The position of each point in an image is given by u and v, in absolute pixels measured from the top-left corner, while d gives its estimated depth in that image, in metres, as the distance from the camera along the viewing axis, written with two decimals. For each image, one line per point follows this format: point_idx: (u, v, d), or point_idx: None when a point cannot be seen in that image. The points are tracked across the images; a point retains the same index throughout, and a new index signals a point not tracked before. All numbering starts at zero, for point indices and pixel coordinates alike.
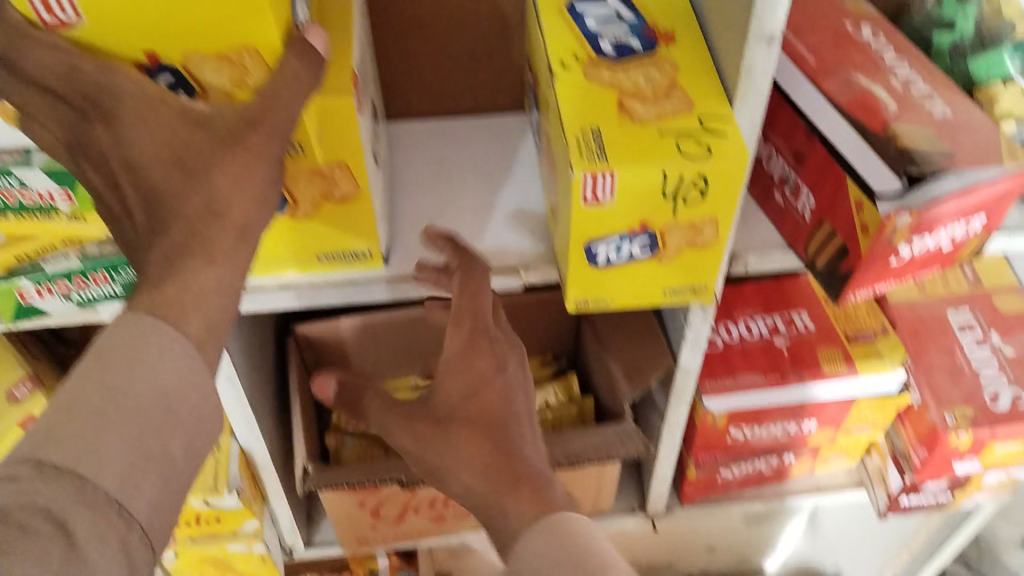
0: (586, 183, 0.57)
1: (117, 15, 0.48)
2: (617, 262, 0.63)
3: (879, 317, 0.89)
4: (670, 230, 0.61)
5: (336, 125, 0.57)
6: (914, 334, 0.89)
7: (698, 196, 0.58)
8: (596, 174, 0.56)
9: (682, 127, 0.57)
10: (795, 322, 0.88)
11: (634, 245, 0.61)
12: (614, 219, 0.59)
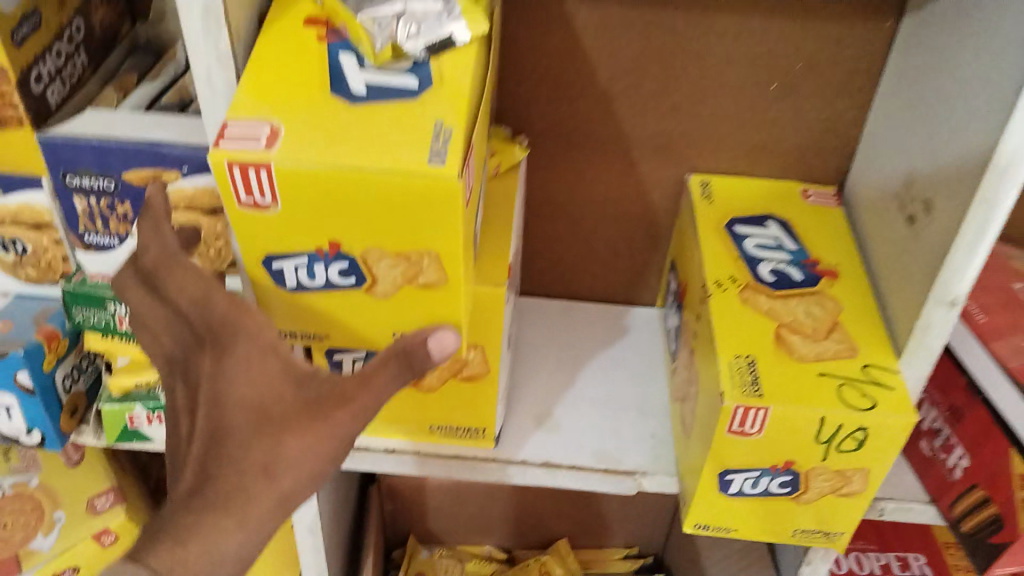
0: (737, 422, 0.70)
1: (299, 193, 0.55)
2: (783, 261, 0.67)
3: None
4: (822, 471, 0.73)
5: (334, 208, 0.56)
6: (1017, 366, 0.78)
7: (842, 450, 0.71)
8: (757, 414, 0.69)
9: (837, 391, 0.70)
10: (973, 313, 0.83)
11: (781, 484, 0.74)
12: (762, 453, 0.72)
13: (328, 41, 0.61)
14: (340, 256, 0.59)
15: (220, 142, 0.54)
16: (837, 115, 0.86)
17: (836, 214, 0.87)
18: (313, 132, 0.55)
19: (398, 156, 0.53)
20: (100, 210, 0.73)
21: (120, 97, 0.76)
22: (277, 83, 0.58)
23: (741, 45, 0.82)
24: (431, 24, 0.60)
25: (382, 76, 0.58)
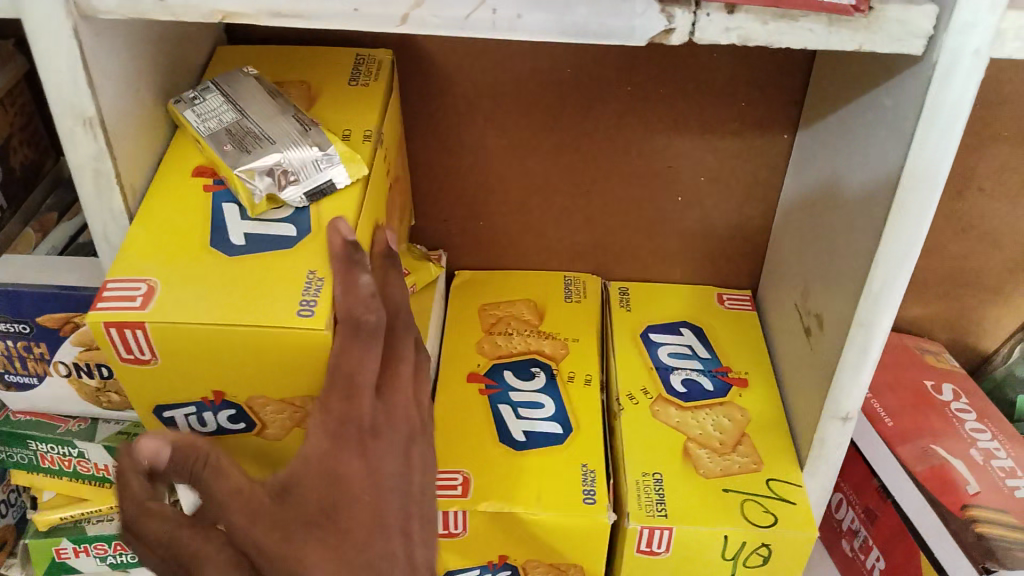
0: (645, 542, 0.71)
1: (175, 352, 0.56)
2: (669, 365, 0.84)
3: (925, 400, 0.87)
4: None
5: (200, 360, 0.56)
6: (922, 471, 0.79)
7: (750, 565, 0.72)
8: (662, 534, 0.70)
9: (741, 507, 0.72)
10: (876, 412, 0.84)
11: None
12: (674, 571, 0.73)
13: (213, 191, 0.63)
14: (225, 403, 0.60)
15: (96, 306, 0.55)
16: (743, 224, 0.88)
17: (751, 319, 0.89)
18: (190, 292, 0.56)
19: (261, 311, 0.55)
20: (17, 351, 0.75)
21: (39, 237, 0.78)
22: (160, 241, 0.60)
23: (645, 161, 0.85)
24: (309, 171, 0.61)
25: (260, 227, 0.61)
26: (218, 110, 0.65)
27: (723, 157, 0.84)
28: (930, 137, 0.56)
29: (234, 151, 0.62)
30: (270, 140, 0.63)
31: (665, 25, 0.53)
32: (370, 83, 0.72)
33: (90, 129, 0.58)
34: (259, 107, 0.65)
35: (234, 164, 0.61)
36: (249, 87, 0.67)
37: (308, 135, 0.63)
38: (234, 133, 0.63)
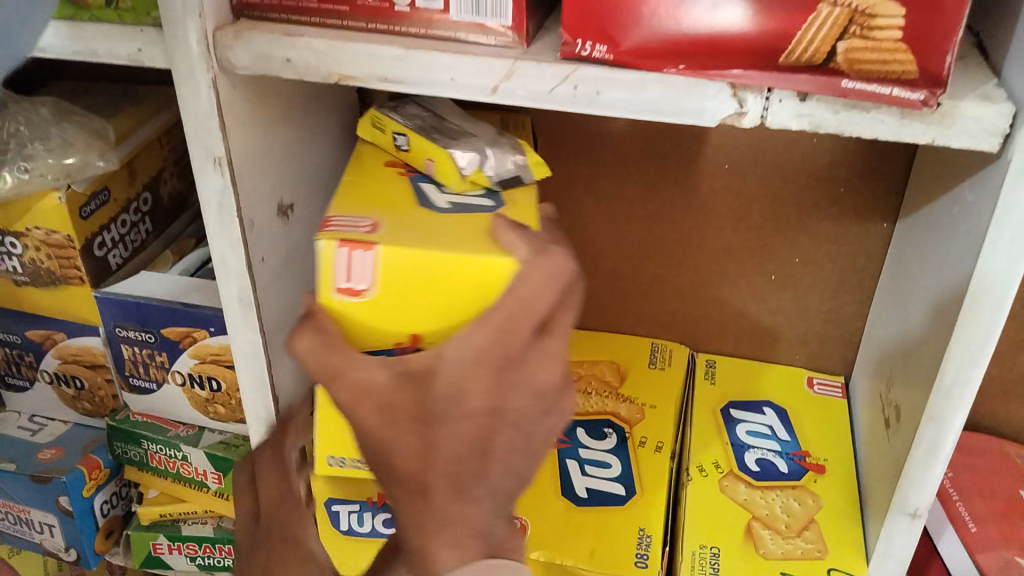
0: None
1: (401, 285, 0.54)
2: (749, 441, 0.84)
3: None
4: None
5: (399, 291, 0.54)
6: None
7: None
8: None
9: None
10: (962, 517, 0.81)
11: None
12: None
13: (409, 176, 0.67)
14: (412, 357, 0.57)
15: (326, 230, 0.56)
16: (836, 309, 0.88)
17: (838, 407, 0.88)
18: (409, 227, 0.57)
19: (462, 235, 0.56)
20: (142, 357, 0.84)
21: (174, 259, 0.88)
22: (369, 194, 0.63)
23: (738, 238, 0.86)
24: (501, 162, 0.66)
25: (460, 198, 0.64)
26: (420, 116, 0.72)
27: (818, 240, 0.84)
28: (1004, 235, 0.56)
29: (441, 139, 0.67)
30: (470, 136, 0.69)
31: (736, 108, 0.56)
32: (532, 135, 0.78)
33: (217, 165, 0.65)
34: (453, 118, 0.73)
35: (444, 146, 0.66)
36: (443, 105, 0.75)
37: (503, 138, 0.70)
38: (436, 129, 0.69)
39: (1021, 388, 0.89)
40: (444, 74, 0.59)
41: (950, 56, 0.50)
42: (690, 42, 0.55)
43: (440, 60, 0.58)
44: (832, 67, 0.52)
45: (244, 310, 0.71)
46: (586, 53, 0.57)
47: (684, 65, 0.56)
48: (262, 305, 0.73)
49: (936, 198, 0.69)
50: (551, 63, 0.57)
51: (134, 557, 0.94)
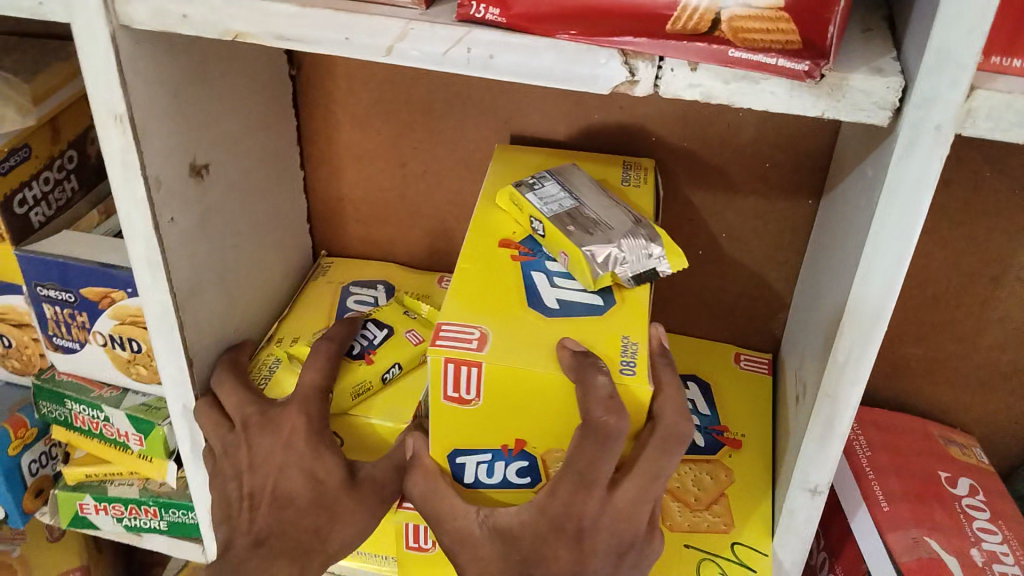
0: None
1: (499, 392, 0.61)
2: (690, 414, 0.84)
3: (939, 489, 0.82)
4: None
5: (503, 393, 0.61)
6: (909, 562, 0.76)
7: None
8: None
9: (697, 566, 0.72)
10: (875, 496, 0.81)
11: None
12: None
13: (522, 262, 0.70)
14: (521, 455, 0.64)
15: (435, 344, 0.61)
16: (763, 285, 0.87)
17: (764, 383, 0.87)
18: (517, 338, 0.62)
19: (556, 357, 0.61)
20: (64, 317, 0.84)
21: (101, 218, 0.88)
22: (477, 295, 0.66)
23: (667, 212, 0.86)
24: (639, 259, 0.67)
25: (570, 293, 0.67)
26: (557, 197, 0.72)
27: (745, 215, 0.84)
28: (892, 208, 0.55)
29: (576, 232, 0.68)
30: (608, 225, 0.69)
31: (627, 76, 0.55)
32: (641, 186, 0.77)
33: (118, 122, 0.65)
34: (594, 199, 0.72)
35: (579, 242, 0.67)
36: (582, 179, 0.75)
37: (641, 226, 0.69)
38: (574, 217, 0.70)
39: (946, 369, 0.88)
40: (338, 32, 0.58)
41: (831, 25, 0.50)
42: (578, 6, 0.54)
43: (334, 20, 0.58)
44: (717, 35, 0.52)
45: (152, 270, 0.72)
46: (481, 15, 0.56)
47: (576, 30, 0.55)
48: (172, 265, 0.73)
49: (848, 173, 0.69)
50: (445, 25, 0.57)
51: (63, 517, 0.93)
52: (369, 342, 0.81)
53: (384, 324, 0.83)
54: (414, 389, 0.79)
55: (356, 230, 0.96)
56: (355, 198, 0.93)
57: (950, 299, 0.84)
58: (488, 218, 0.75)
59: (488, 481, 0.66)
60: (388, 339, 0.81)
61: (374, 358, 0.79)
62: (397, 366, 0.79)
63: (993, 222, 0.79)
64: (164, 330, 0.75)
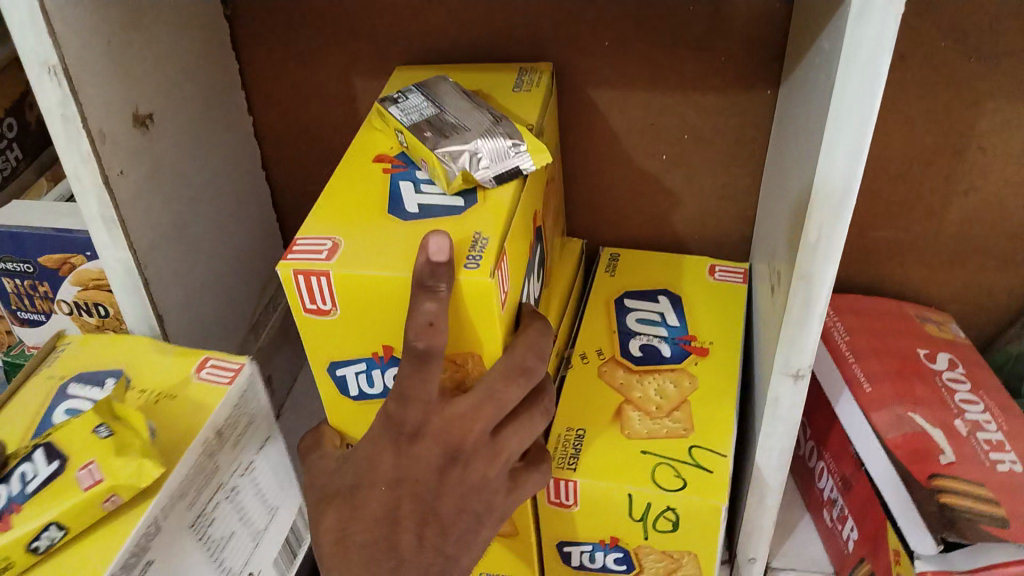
0: (554, 494, 0.70)
1: (354, 297, 0.61)
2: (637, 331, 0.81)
3: (919, 368, 0.83)
4: (650, 553, 0.71)
5: (356, 300, 0.61)
6: (894, 439, 0.77)
7: (659, 530, 0.69)
8: (569, 488, 0.69)
9: (652, 469, 0.68)
10: (856, 379, 0.82)
11: (616, 562, 0.73)
12: (589, 530, 0.72)
13: (392, 173, 0.69)
14: (392, 361, 0.65)
15: (288, 256, 0.61)
16: (729, 185, 0.86)
17: (736, 290, 0.85)
18: (370, 244, 0.62)
19: (394, 258, 0.60)
20: (25, 289, 0.82)
21: (50, 185, 0.85)
22: (342, 208, 0.65)
23: (626, 119, 0.84)
24: (501, 158, 0.64)
25: (433, 198, 0.65)
26: (419, 106, 0.69)
27: (705, 114, 0.83)
28: (850, 79, 0.55)
29: (433, 137, 0.65)
30: (465, 129, 0.66)
31: None
32: (531, 89, 0.73)
33: (54, 75, 0.62)
34: (453, 103, 0.69)
35: (434, 147, 0.64)
36: (446, 86, 0.71)
37: (501, 125, 0.65)
38: (432, 122, 0.67)
39: (916, 249, 0.89)
40: None
41: None
42: None
43: None
44: None
45: (108, 228, 0.70)
46: None
47: None
48: (129, 221, 0.71)
49: (806, 54, 0.67)
50: None
51: None
52: (24, 487, 0.61)
53: (57, 454, 0.62)
54: (80, 570, 0.59)
55: (310, 172, 0.94)
56: (306, 138, 0.91)
57: (914, 176, 0.84)
58: (363, 139, 0.74)
59: (372, 391, 0.68)
60: (52, 481, 0.61)
61: (18, 514, 0.59)
62: (54, 527, 0.59)
63: (951, 94, 0.78)
64: (128, 289, 0.74)
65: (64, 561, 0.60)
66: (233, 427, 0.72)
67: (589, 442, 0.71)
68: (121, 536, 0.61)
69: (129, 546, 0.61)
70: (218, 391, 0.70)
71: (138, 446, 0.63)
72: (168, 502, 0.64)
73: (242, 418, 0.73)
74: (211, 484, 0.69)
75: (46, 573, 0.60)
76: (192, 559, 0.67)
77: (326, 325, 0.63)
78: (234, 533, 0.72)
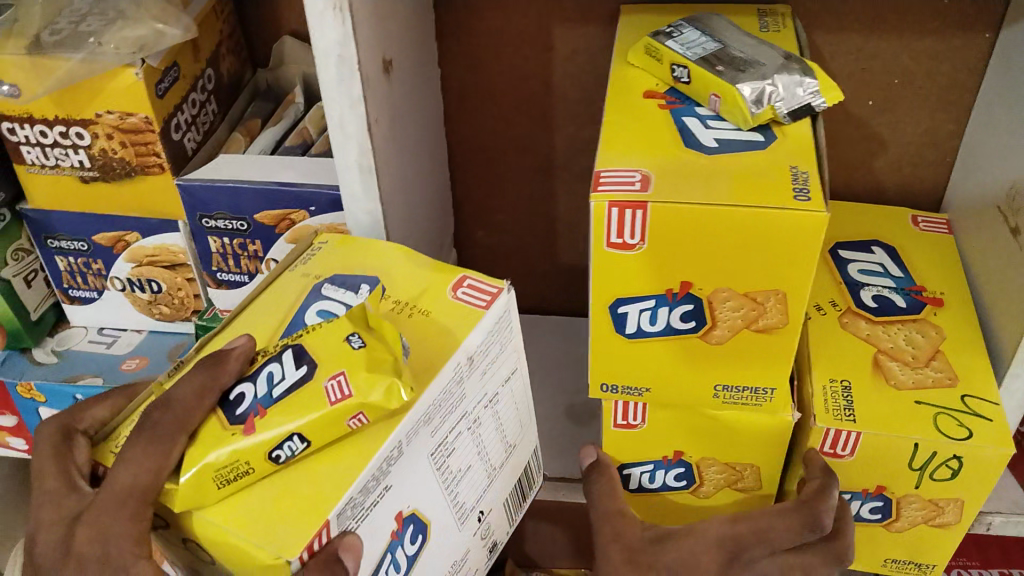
0: (829, 444, 0.71)
1: (671, 230, 0.59)
2: (868, 282, 0.82)
3: None
4: (914, 500, 0.74)
5: (672, 232, 0.59)
6: None
7: (936, 478, 0.71)
8: (849, 437, 0.70)
9: (933, 419, 0.70)
10: None
11: (872, 510, 0.76)
12: (856, 478, 0.74)
13: (670, 108, 0.68)
14: (687, 298, 0.63)
15: (598, 188, 0.59)
16: (933, 130, 0.88)
17: (948, 241, 0.87)
18: (683, 177, 0.60)
19: (713, 190, 0.59)
20: (233, 249, 0.77)
21: (246, 142, 0.81)
22: (635, 142, 0.64)
23: (837, 62, 0.86)
24: (797, 93, 0.64)
25: (727, 132, 0.65)
26: (699, 41, 0.70)
27: (919, 57, 0.84)
28: None
29: (727, 71, 0.66)
30: (759, 64, 0.66)
31: None
32: (780, 29, 0.75)
33: (339, 14, 0.59)
34: (736, 40, 0.69)
35: (732, 80, 0.64)
36: (723, 24, 0.72)
37: (793, 61, 0.66)
38: (721, 58, 0.67)
39: None
40: None
41: None
42: None
43: None
44: None
45: (363, 176, 0.67)
46: None
47: None
48: (380, 169, 0.68)
49: None
50: None
51: None
52: (271, 390, 0.54)
53: (308, 358, 0.54)
54: (321, 488, 0.51)
55: (500, 128, 0.93)
56: (501, 91, 0.90)
57: None
58: (621, 74, 0.73)
59: (652, 329, 0.65)
60: (299, 389, 0.53)
61: (263, 419, 0.52)
62: (297, 438, 0.51)
63: None
64: (373, 240, 0.71)
65: (310, 473, 0.52)
66: (486, 352, 0.62)
67: (858, 402, 0.72)
68: (365, 456, 0.52)
69: (372, 469, 0.52)
70: (472, 314, 0.60)
71: (388, 362, 0.52)
72: (416, 425, 0.55)
73: (498, 343, 0.63)
74: (456, 412, 0.60)
75: (288, 483, 0.52)
76: (430, 486, 0.59)
77: (627, 262, 0.62)
78: (470, 466, 0.63)
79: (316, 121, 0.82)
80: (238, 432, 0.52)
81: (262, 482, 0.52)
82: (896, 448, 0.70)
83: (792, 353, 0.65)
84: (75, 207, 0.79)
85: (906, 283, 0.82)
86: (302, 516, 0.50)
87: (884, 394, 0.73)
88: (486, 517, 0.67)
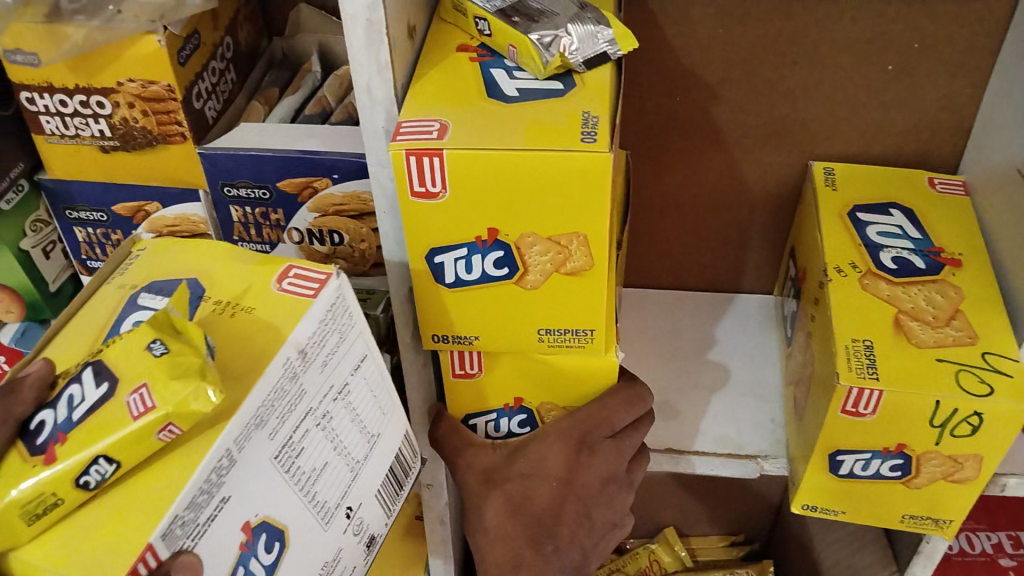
0: (851, 402, 0.72)
1: (471, 177, 0.59)
2: (884, 243, 0.82)
3: None
4: (935, 457, 0.75)
5: (486, 179, 0.59)
6: None
7: (956, 435, 0.72)
8: (871, 396, 0.71)
9: (955, 376, 0.71)
10: None
11: (892, 468, 0.77)
12: (875, 437, 0.74)
13: (480, 62, 0.70)
14: (496, 245, 0.63)
15: (398, 137, 0.59)
16: (952, 95, 0.88)
17: (965, 203, 0.87)
18: (475, 125, 0.61)
19: (508, 137, 0.59)
20: (255, 218, 0.77)
21: (265, 110, 0.80)
22: (442, 97, 0.65)
23: (857, 28, 0.85)
24: (590, 43, 0.66)
25: (527, 83, 0.66)
26: None
27: (941, 22, 0.84)
28: None
29: (522, 22, 0.67)
30: (552, 12, 0.68)
31: None
32: None
33: None
34: None
35: (525, 31, 0.66)
36: None
37: (587, 11, 0.68)
38: (518, 8, 0.69)
39: None
40: None
41: None
42: None
43: None
44: None
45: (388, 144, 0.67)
46: None
47: None
48: None
49: None
50: None
51: None
52: (72, 413, 0.50)
53: (108, 372, 0.50)
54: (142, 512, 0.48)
55: None
56: None
57: None
58: (439, 31, 0.75)
59: (470, 278, 0.65)
60: (99, 408, 0.49)
61: (62, 446, 0.48)
62: (103, 461, 0.48)
63: None
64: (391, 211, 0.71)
65: (126, 496, 0.49)
66: (323, 345, 0.59)
67: (846, 364, 0.72)
68: (189, 469, 0.49)
69: (198, 482, 0.49)
70: (299, 305, 0.57)
71: (195, 366, 0.50)
72: (247, 431, 0.52)
73: (337, 334, 0.60)
74: (298, 410, 0.57)
75: (105, 510, 0.49)
76: (280, 491, 0.57)
77: (426, 211, 0.61)
78: (326, 464, 0.61)
79: (335, 91, 0.81)
80: (38, 462, 0.48)
81: (76, 513, 0.49)
82: (917, 405, 0.71)
83: (601, 295, 0.65)
84: (95, 176, 0.78)
85: (926, 244, 0.82)
86: (125, 540, 0.47)
87: (901, 354, 0.73)
88: (357, 513, 0.66)
